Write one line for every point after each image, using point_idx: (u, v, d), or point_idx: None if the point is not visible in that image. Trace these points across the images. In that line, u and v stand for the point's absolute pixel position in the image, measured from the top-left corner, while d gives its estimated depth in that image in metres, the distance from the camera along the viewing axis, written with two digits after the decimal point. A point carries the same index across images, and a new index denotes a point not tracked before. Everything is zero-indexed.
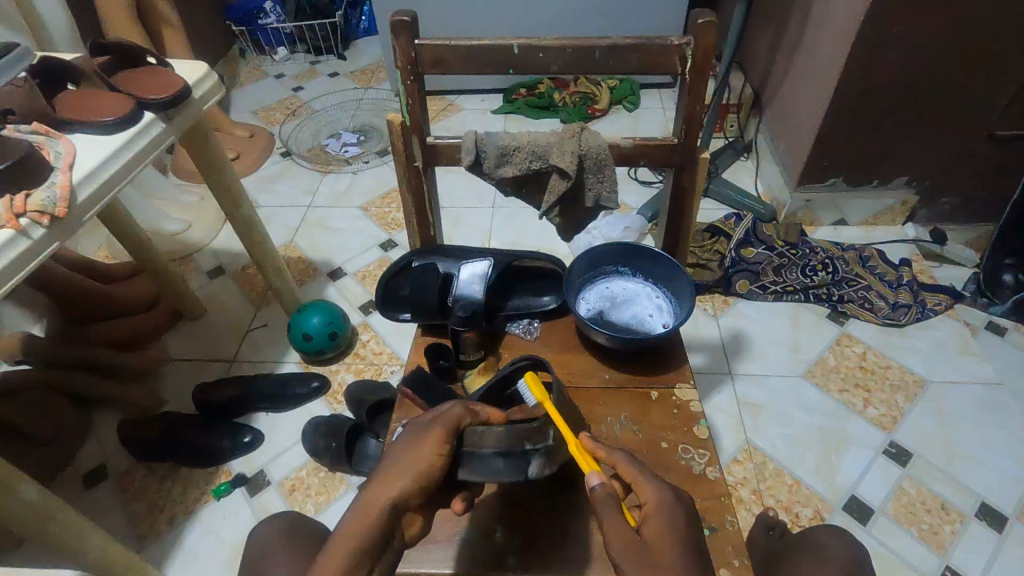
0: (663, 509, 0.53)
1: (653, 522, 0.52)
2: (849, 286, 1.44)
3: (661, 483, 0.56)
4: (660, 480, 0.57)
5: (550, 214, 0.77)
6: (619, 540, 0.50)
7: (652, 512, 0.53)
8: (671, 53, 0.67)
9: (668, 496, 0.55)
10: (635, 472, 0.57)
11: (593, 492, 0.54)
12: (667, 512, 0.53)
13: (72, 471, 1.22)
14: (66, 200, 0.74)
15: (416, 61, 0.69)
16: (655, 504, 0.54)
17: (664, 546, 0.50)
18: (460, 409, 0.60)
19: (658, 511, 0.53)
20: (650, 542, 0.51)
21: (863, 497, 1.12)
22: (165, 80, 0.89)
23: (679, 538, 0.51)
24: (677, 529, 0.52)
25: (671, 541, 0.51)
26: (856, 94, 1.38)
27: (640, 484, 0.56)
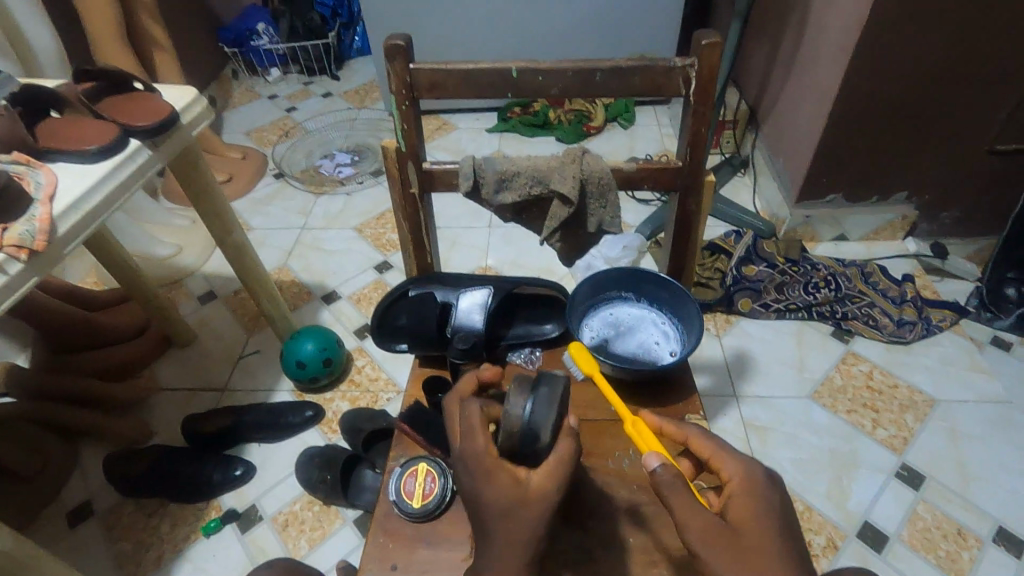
0: (750, 487, 0.52)
1: (740, 501, 0.51)
2: (853, 303, 1.42)
3: (744, 458, 0.55)
4: (740, 455, 0.55)
5: (550, 239, 0.74)
6: (698, 523, 0.48)
7: (736, 489, 0.52)
8: (674, 76, 0.65)
9: (752, 472, 0.53)
10: (716, 449, 0.56)
11: (657, 472, 0.51)
12: (754, 490, 0.51)
13: (56, 509, 1.17)
14: (46, 233, 0.71)
15: (411, 86, 0.67)
16: (738, 481, 0.52)
17: (752, 525, 0.48)
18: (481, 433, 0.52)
19: (744, 489, 0.52)
20: (735, 523, 0.49)
21: (876, 523, 1.08)
22: (153, 106, 0.86)
23: (770, 516, 0.49)
24: (767, 508, 0.50)
25: (759, 522, 0.49)
26: (853, 110, 1.37)
27: (720, 460, 0.55)
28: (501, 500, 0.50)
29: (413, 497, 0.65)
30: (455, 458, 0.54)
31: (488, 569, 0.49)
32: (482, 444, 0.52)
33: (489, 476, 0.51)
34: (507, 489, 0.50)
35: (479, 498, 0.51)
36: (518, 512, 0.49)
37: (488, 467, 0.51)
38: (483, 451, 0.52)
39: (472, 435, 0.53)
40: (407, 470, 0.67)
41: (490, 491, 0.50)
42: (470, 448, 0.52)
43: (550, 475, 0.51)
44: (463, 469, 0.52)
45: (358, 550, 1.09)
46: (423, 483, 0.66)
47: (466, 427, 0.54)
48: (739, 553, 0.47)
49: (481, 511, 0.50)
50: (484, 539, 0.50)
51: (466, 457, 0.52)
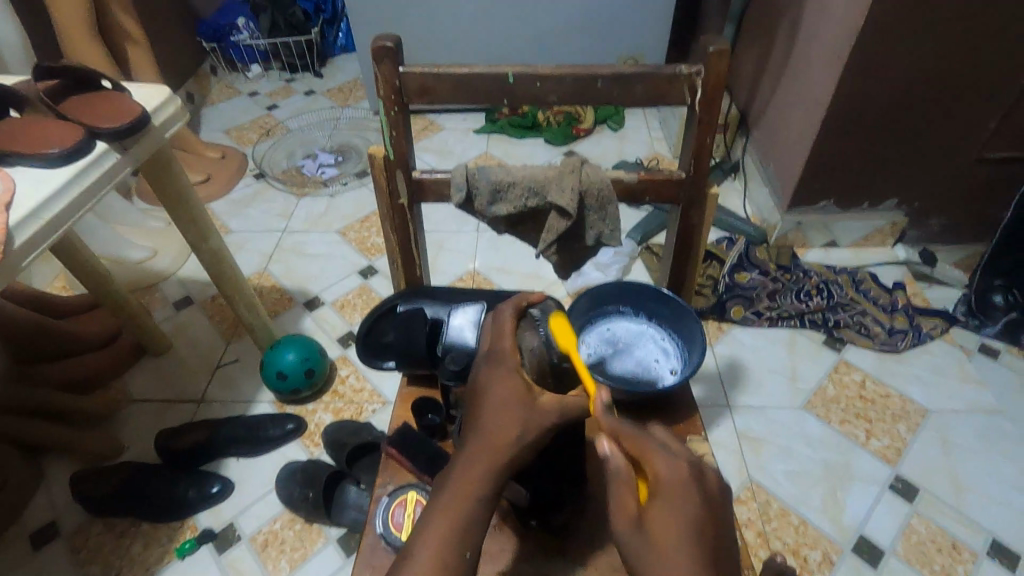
0: (679, 493, 0.44)
1: (663, 506, 0.44)
2: (844, 311, 1.41)
3: (679, 459, 0.47)
4: (675, 452, 0.48)
5: (547, 253, 0.71)
6: (625, 520, 0.44)
7: (662, 493, 0.45)
8: (680, 83, 0.62)
9: (685, 475, 0.45)
10: (643, 443, 0.48)
11: (608, 462, 0.47)
12: (683, 497, 0.44)
13: (18, 530, 1.10)
14: (1, 245, 0.66)
15: (401, 91, 0.63)
16: (667, 482, 0.45)
17: (670, 536, 0.42)
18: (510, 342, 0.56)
19: (671, 494, 0.44)
20: (653, 531, 0.43)
21: (871, 537, 1.07)
22: (122, 107, 0.81)
23: (692, 526, 0.43)
24: (692, 519, 0.43)
25: (678, 531, 0.43)
26: (846, 118, 1.36)
27: (649, 456, 0.47)
28: (507, 394, 0.52)
29: (401, 529, 0.62)
30: (479, 357, 0.57)
31: (466, 456, 0.49)
32: (511, 342, 0.56)
33: (508, 374, 0.53)
34: (519, 394, 0.52)
35: (486, 390, 0.53)
36: (517, 410, 0.51)
37: (510, 368, 0.54)
38: (508, 351, 0.55)
39: (506, 332, 0.57)
40: (396, 499, 0.64)
41: (502, 386, 0.53)
42: (502, 339, 0.56)
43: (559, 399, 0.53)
44: (485, 364, 0.55)
45: (340, 572, 1.04)
46: (412, 514, 0.64)
47: (497, 329, 0.58)
48: (654, 559, 0.42)
49: (484, 402, 0.52)
50: (477, 423, 0.51)
51: (495, 352, 0.56)
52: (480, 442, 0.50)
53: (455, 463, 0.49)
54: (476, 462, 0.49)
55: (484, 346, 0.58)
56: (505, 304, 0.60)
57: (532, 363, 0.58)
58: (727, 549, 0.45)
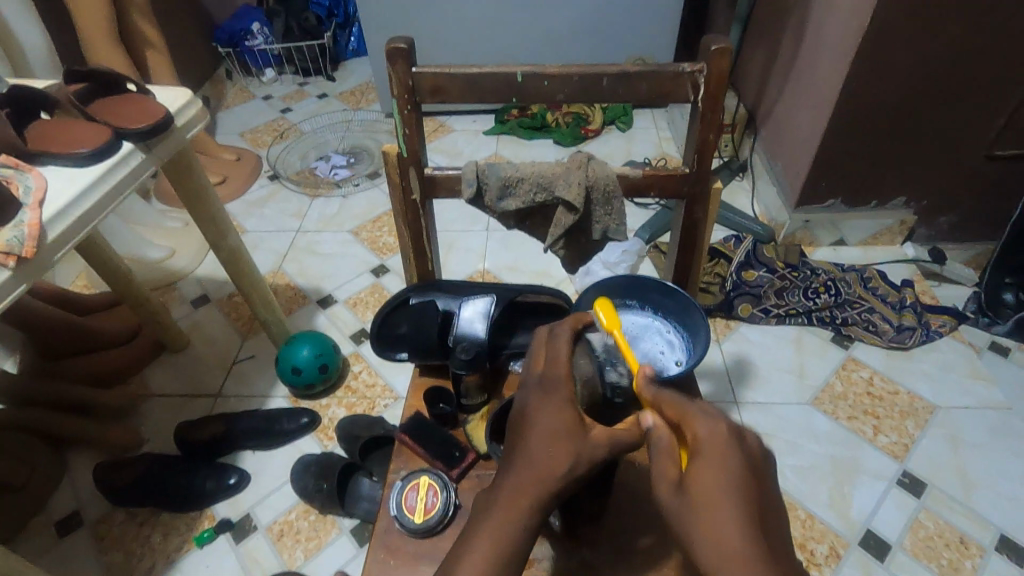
0: (718, 450, 0.44)
1: (702, 462, 0.44)
2: (852, 308, 1.42)
3: (718, 420, 0.47)
4: (714, 413, 0.48)
5: (554, 247, 0.73)
6: (666, 484, 0.45)
7: (703, 449, 0.45)
8: (683, 81, 0.64)
9: (723, 434, 0.45)
10: (683, 408, 0.49)
11: (651, 433, 0.49)
12: (722, 454, 0.44)
13: (44, 519, 1.14)
14: (35, 240, 0.69)
15: (414, 90, 0.65)
16: (705, 436, 0.45)
17: (712, 491, 0.42)
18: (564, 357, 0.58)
19: (709, 451, 0.44)
20: (693, 491, 0.43)
21: (879, 532, 1.07)
22: (146, 109, 0.84)
23: (734, 483, 0.42)
24: (731, 479, 0.43)
25: (718, 483, 0.42)
26: (853, 116, 1.37)
27: (689, 419, 0.48)
28: (557, 424, 0.52)
29: (415, 512, 0.64)
30: (533, 380, 0.58)
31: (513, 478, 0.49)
32: (564, 368, 0.57)
33: (560, 404, 0.53)
34: (571, 425, 0.52)
35: (537, 419, 0.53)
36: (567, 441, 0.51)
37: (563, 399, 0.54)
38: (562, 376, 0.56)
39: (561, 358, 0.58)
40: (408, 483, 0.66)
41: (558, 416, 0.53)
42: (557, 366, 0.57)
43: (609, 435, 0.53)
44: (541, 391, 0.55)
45: (354, 561, 1.07)
46: (425, 497, 0.65)
47: (551, 353, 0.59)
48: (697, 519, 0.42)
49: (534, 429, 0.52)
50: (524, 450, 0.51)
51: (551, 378, 0.56)
52: (527, 468, 0.50)
53: (501, 484, 0.50)
54: (524, 488, 0.49)
55: (537, 368, 0.59)
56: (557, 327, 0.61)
57: (585, 392, 0.61)
58: (773, 510, 0.44)
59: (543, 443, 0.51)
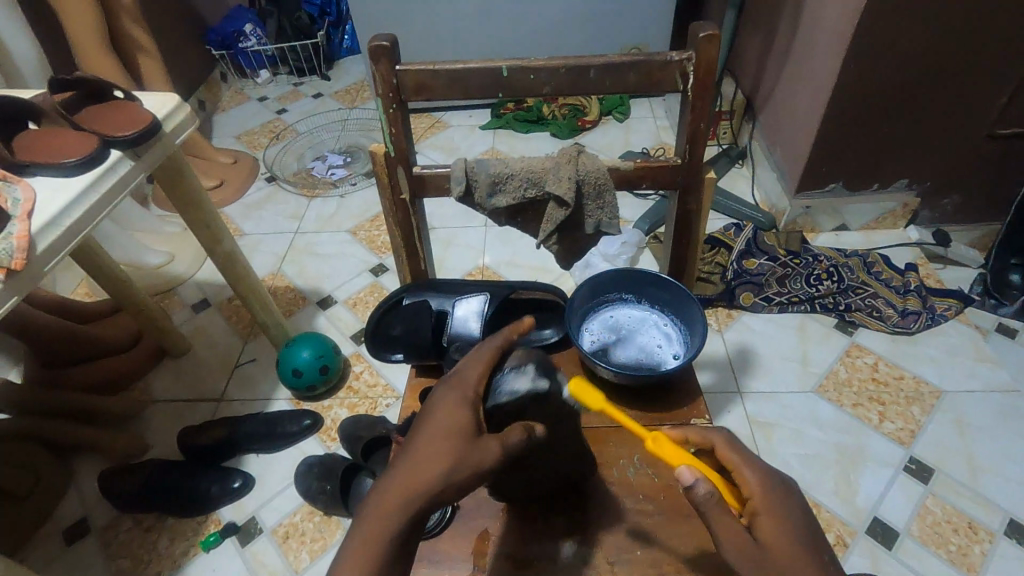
0: (771, 505, 0.53)
1: (763, 517, 0.52)
2: (856, 294, 1.40)
3: (767, 475, 0.55)
4: (764, 470, 0.56)
5: (548, 242, 0.72)
6: (731, 538, 0.50)
7: (759, 502, 0.53)
8: (672, 70, 0.62)
9: (776, 489, 0.54)
10: (740, 463, 0.56)
11: (691, 488, 0.50)
12: (778, 509, 0.53)
13: (51, 527, 1.15)
14: (24, 251, 0.69)
15: (398, 89, 0.64)
16: (761, 492, 0.53)
17: (779, 542, 0.50)
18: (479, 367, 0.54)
19: (767, 504, 0.53)
20: (763, 539, 0.51)
21: (886, 519, 1.06)
22: (133, 115, 0.83)
23: (787, 531, 0.51)
24: (789, 525, 0.52)
25: (782, 535, 0.51)
26: (853, 98, 1.34)
27: (744, 474, 0.55)
28: (448, 424, 0.50)
29: None
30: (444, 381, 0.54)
31: (391, 473, 0.48)
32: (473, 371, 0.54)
33: (455, 405, 0.51)
34: (465, 430, 0.50)
35: (432, 415, 0.51)
36: (451, 445, 0.48)
37: (462, 399, 0.52)
38: (470, 381, 0.53)
39: (476, 363, 0.55)
40: None
41: (454, 418, 0.50)
42: (467, 379, 0.53)
43: (507, 443, 0.50)
44: (447, 392, 0.52)
45: None
46: None
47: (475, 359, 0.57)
48: (772, 575, 0.49)
49: (426, 426, 0.50)
50: (408, 449, 0.50)
51: (456, 386, 0.53)
52: (409, 468, 0.48)
53: (383, 483, 0.48)
54: (397, 490, 0.47)
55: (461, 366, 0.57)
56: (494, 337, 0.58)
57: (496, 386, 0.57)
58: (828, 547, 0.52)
59: (426, 442, 0.49)
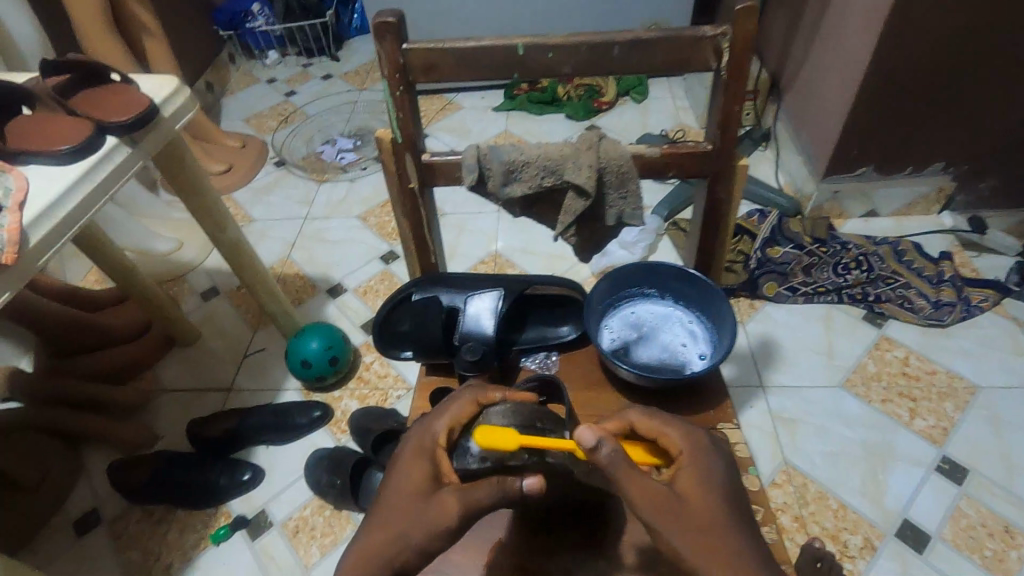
0: (693, 460, 0.51)
1: (685, 471, 0.50)
2: (886, 284, 1.34)
3: (689, 432, 0.54)
4: (685, 428, 0.54)
5: (565, 234, 0.67)
6: (649, 495, 0.46)
7: (685, 460, 0.51)
8: (704, 47, 0.56)
9: (695, 443, 0.53)
10: (658, 423, 0.54)
11: (596, 448, 0.46)
12: (698, 463, 0.51)
13: (63, 517, 1.14)
14: (16, 245, 0.66)
15: (405, 69, 0.59)
16: (686, 452, 0.52)
17: (700, 496, 0.48)
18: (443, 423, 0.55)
19: (692, 462, 0.51)
20: (683, 493, 0.48)
21: (917, 522, 1.02)
22: (129, 100, 0.80)
23: (713, 486, 0.49)
24: (712, 481, 0.50)
25: (703, 490, 0.48)
26: (888, 76, 1.27)
27: (662, 433, 0.53)
28: (408, 480, 0.50)
29: None
30: (407, 439, 0.55)
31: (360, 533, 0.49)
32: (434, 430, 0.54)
33: (413, 461, 0.51)
34: (422, 487, 0.49)
35: (395, 473, 0.51)
36: (411, 502, 0.48)
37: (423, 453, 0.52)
38: (433, 439, 0.54)
39: (438, 420, 0.55)
40: None
41: (410, 476, 0.50)
42: (428, 434, 0.54)
43: (463, 499, 0.48)
44: (407, 450, 0.52)
45: None
46: None
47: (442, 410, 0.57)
48: (691, 527, 0.46)
49: (390, 483, 0.51)
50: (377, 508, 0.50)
51: (416, 443, 0.53)
52: (375, 528, 0.48)
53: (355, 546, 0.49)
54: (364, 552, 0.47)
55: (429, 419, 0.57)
56: (465, 391, 0.59)
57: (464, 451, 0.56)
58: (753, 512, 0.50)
59: (388, 499, 0.49)
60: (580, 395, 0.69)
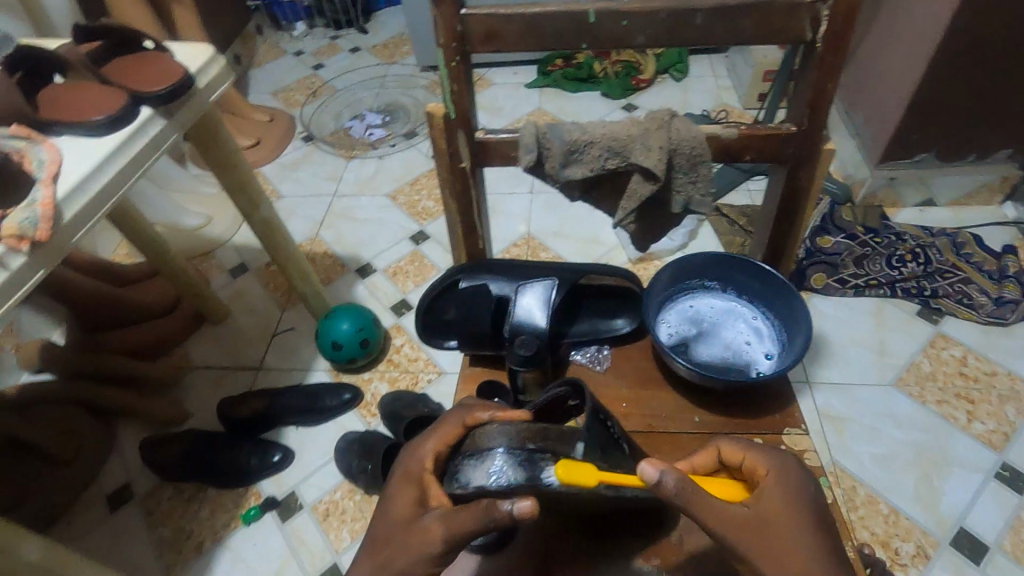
0: (787, 481, 0.46)
1: (775, 491, 0.45)
2: (943, 279, 1.26)
3: (780, 455, 0.48)
4: (780, 452, 0.49)
5: (625, 222, 0.62)
6: (729, 521, 0.42)
7: (771, 481, 0.46)
8: (800, 16, 0.51)
9: (789, 465, 0.47)
10: (748, 449, 0.49)
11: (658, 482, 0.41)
12: (792, 483, 0.46)
13: (95, 491, 1.15)
14: (50, 220, 0.63)
15: (463, 37, 0.54)
16: (775, 473, 0.46)
17: (791, 523, 0.43)
18: (430, 445, 0.52)
19: (781, 481, 0.46)
20: (768, 514, 0.43)
21: (974, 531, 0.97)
22: (164, 68, 0.76)
23: (805, 512, 0.44)
24: (807, 503, 0.44)
25: (794, 516, 0.43)
26: (960, 56, 1.18)
27: (752, 456, 0.49)
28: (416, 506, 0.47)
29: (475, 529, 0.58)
30: (398, 464, 0.53)
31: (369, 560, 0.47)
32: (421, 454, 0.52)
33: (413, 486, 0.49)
34: (406, 513, 0.47)
35: (400, 499, 0.49)
36: (415, 529, 0.45)
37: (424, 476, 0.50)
38: (421, 464, 0.51)
39: (426, 441, 0.52)
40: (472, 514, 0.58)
41: (395, 502, 0.48)
42: (416, 458, 0.51)
43: (448, 526, 0.44)
44: (395, 478, 0.51)
45: None
46: None
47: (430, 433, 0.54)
48: (778, 552, 0.41)
49: (397, 509, 0.48)
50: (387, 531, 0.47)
51: (404, 468, 0.51)
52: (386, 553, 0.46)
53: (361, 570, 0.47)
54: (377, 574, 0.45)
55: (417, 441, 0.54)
56: (456, 411, 0.55)
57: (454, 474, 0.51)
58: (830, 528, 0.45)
59: (396, 524, 0.46)
60: (634, 392, 0.65)
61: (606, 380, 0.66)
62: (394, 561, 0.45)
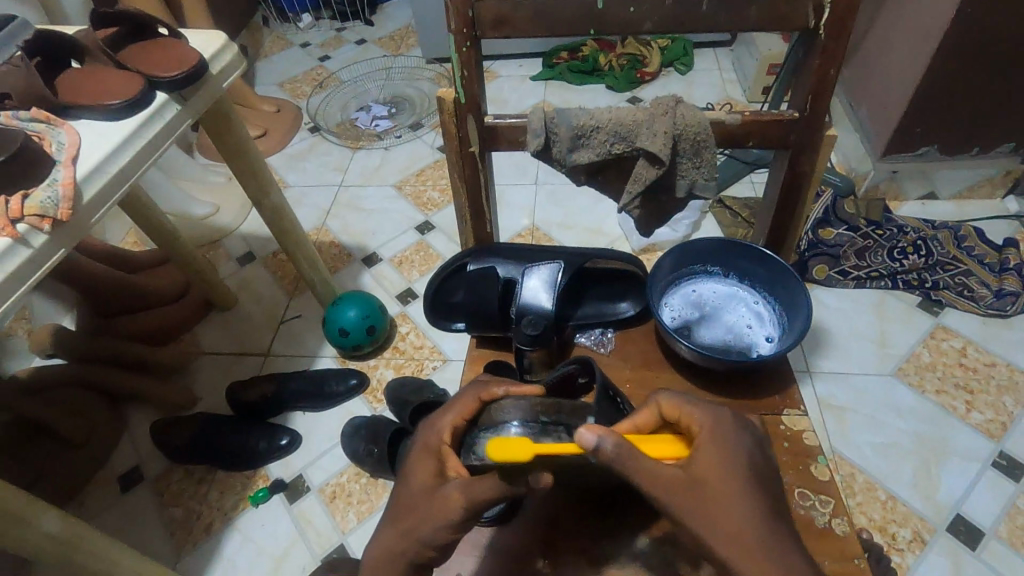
0: (720, 441, 0.46)
1: (706, 451, 0.45)
2: (944, 271, 1.27)
3: (718, 411, 0.48)
4: (716, 410, 0.48)
5: (631, 206, 0.64)
6: (663, 482, 0.42)
7: (703, 439, 0.46)
8: (803, 4, 0.52)
9: (723, 424, 0.47)
10: (685, 405, 0.49)
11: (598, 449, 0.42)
12: (727, 442, 0.46)
13: (106, 473, 1.17)
14: (70, 201, 0.64)
15: (474, 23, 0.55)
16: (706, 431, 0.46)
17: (722, 482, 0.43)
18: (448, 417, 0.53)
19: (714, 440, 0.46)
20: (697, 474, 0.44)
21: (970, 517, 0.99)
22: (179, 54, 0.77)
23: (739, 471, 0.44)
24: (736, 459, 0.45)
25: (727, 475, 0.43)
26: (963, 49, 1.19)
27: (685, 412, 0.48)
28: (430, 476, 0.49)
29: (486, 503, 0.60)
30: (418, 437, 0.55)
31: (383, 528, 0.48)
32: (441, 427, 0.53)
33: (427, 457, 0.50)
34: (420, 482, 0.49)
35: (415, 470, 0.50)
36: (429, 496, 0.47)
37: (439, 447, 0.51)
38: (441, 436, 0.52)
39: (445, 414, 0.54)
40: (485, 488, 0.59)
41: (411, 473, 0.50)
42: (434, 431, 0.53)
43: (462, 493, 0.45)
44: (414, 449, 0.52)
45: None
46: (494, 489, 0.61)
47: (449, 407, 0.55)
48: (704, 508, 0.42)
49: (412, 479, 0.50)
50: (399, 499, 0.49)
51: (424, 440, 0.53)
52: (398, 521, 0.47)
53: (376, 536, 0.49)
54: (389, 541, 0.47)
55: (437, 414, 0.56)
56: (472, 386, 0.56)
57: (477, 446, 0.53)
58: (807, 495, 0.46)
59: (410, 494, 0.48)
60: (638, 374, 0.67)
61: (611, 361, 0.68)
62: (406, 527, 0.46)
